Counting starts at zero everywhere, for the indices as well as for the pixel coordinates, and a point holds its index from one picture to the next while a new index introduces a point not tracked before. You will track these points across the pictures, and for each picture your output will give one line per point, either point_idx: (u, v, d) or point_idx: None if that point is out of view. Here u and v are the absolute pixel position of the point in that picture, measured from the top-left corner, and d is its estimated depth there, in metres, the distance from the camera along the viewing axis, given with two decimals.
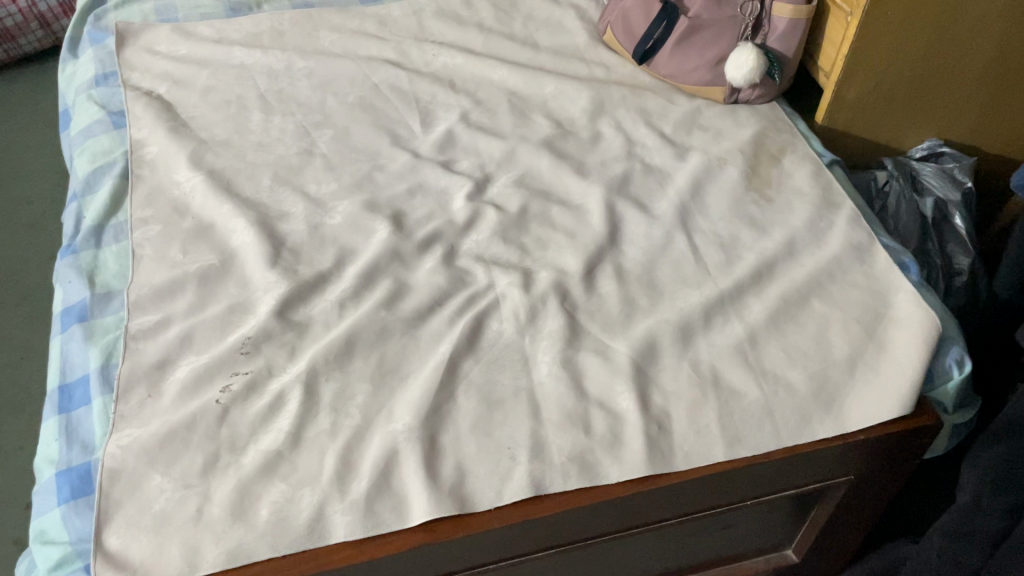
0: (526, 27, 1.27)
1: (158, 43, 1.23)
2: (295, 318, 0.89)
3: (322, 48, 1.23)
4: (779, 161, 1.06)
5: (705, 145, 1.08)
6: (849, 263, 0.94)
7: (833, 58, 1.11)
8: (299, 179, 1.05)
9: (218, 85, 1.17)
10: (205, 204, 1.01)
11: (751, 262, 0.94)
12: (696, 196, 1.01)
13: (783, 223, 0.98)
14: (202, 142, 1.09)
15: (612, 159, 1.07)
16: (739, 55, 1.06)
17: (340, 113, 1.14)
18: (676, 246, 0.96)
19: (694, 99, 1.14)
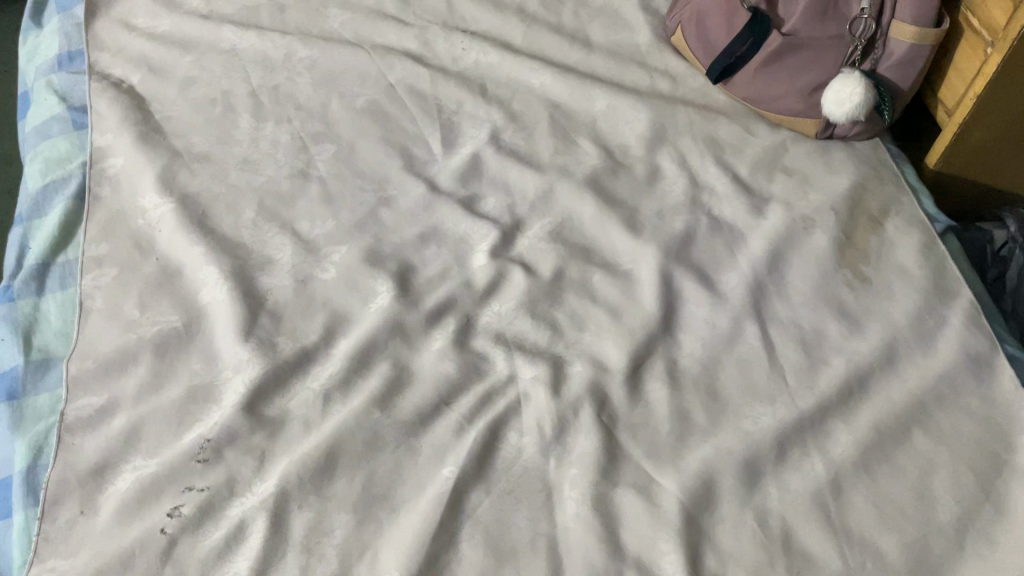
0: (578, 14, 1.04)
1: (135, 16, 1.03)
2: (267, 412, 0.73)
3: (329, 32, 1.02)
4: (880, 225, 0.85)
5: (788, 195, 0.87)
6: (964, 382, 0.74)
7: (960, 93, 0.88)
8: (289, 213, 0.86)
9: (202, 76, 0.97)
10: (175, 242, 0.83)
11: (839, 373, 0.75)
12: (774, 269, 0.82)
13: (882, 315, 0.78)
14: (176, 154, 0.90)
15: (672, 208, 0.87)
16: (841, 86, 0.84)
17: (345, 122, 0.94)
18: (745, 341, 0.77)
19: (777, 129, 0.92)
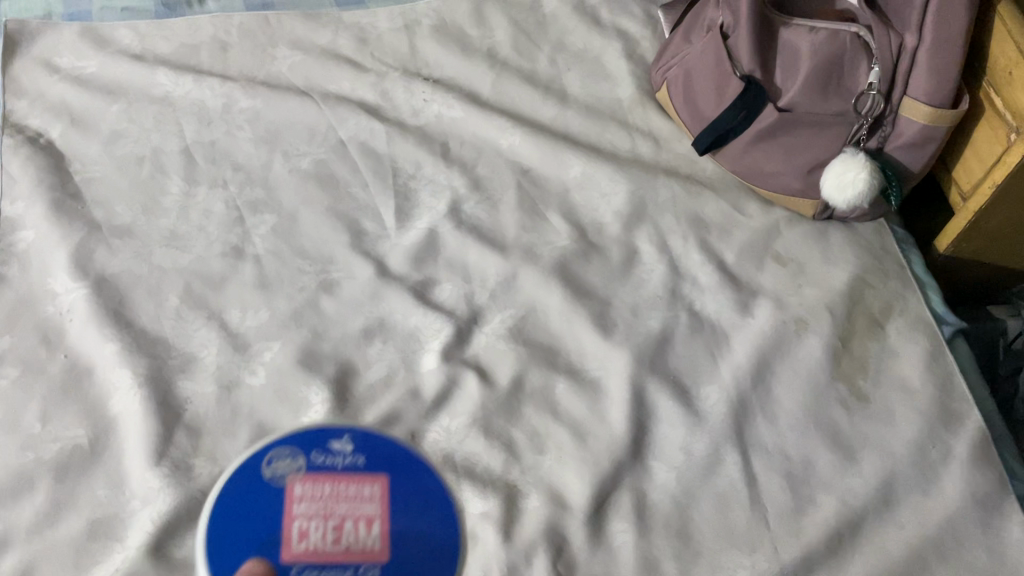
0: (554, 60, 0.93)
1: (59, 53, 0.92)
2: (178, 554, 0.64)
3: (276, 77, 0.92)
4: (881, 328, 0.76)
5: (780, 289, 0.77)
6: (966, 531, 0.66)
7: (978, 178, 0.78)
8: (218, 301, 0.77)
9: (130, 130, 0.86)
10: (86, 337, 0.74)
11: (828, 518, 0.66)
12: (760, 382, 0.72)
13: (879, 443, 0.70)
14: (95, 226, 0.80)
15: (649, 302, 0.77)
16: (841, 172, 0.75)
17: (288, 188, 0.84)
18: (724, 472, 0.68)
19: (770, 209, 0.83)
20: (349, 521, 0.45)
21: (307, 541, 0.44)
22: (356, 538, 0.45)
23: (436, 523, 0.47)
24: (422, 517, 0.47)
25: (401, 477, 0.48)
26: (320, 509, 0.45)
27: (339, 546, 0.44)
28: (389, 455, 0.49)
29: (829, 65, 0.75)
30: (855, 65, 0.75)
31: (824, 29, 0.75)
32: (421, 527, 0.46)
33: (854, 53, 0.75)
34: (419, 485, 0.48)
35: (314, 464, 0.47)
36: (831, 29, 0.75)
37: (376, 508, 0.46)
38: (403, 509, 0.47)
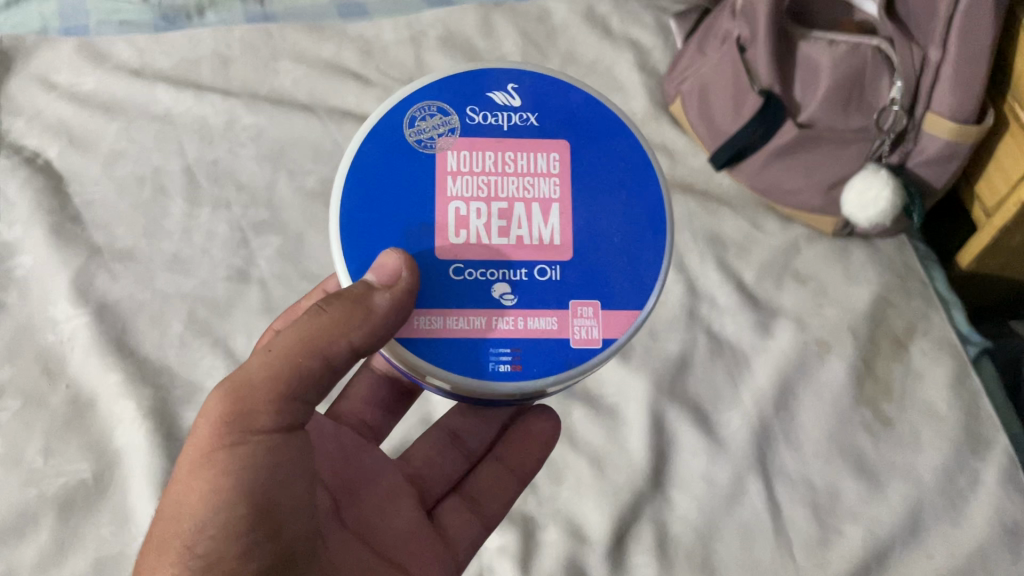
0: (565, 71, 0.91)
1: (56, 69, 0.89)
2: None
3: (279, 93, 0.89)
4: (905, 349, 0.74)
5: (800, 310, 0.75)
6: (997, 560, 0.64)
7: (1003, 194, 0.75)
8: (224, 328, 0.75)
9: (129, 149, 0.84)
10: (88, 367, 0.72)
11: (854, 549, 0.65)
12: (782, 407, 0.70)
13: (905, 469, 0.68)
14: (95, 250, 0.78)
15: (666, 324, 0.75)
16: (865, 186, 0.73)
17: (293, 208, 0.82)
18: (747, 502, 0.66)
19: (789, 225, 0.81)
20: (525, 212, 0.48)
21: (466, 230, 0.47)
22: (535, 228, 0.48)
23: (628, 203, 0.50)
24: (618, 196, 0.50)
25: (594, 175, 0.50)
26: (478, 182, 0.48)
27: (522, 243, 0.48)
28: (579, 107, 0.52)
29: (848, 80, 0.74)
30: (876, 79, 0.74)
31: (843, 43, 0.74)
32: (610, 227, 0.49)
33: (874, 67, 0.74)
34: (615, 149, 0.51)
35: (470, 121, 0.50)
36: (852, 43, 0.74)
37: (555, 192, 0.49)
38: (587, 199, 0.49)
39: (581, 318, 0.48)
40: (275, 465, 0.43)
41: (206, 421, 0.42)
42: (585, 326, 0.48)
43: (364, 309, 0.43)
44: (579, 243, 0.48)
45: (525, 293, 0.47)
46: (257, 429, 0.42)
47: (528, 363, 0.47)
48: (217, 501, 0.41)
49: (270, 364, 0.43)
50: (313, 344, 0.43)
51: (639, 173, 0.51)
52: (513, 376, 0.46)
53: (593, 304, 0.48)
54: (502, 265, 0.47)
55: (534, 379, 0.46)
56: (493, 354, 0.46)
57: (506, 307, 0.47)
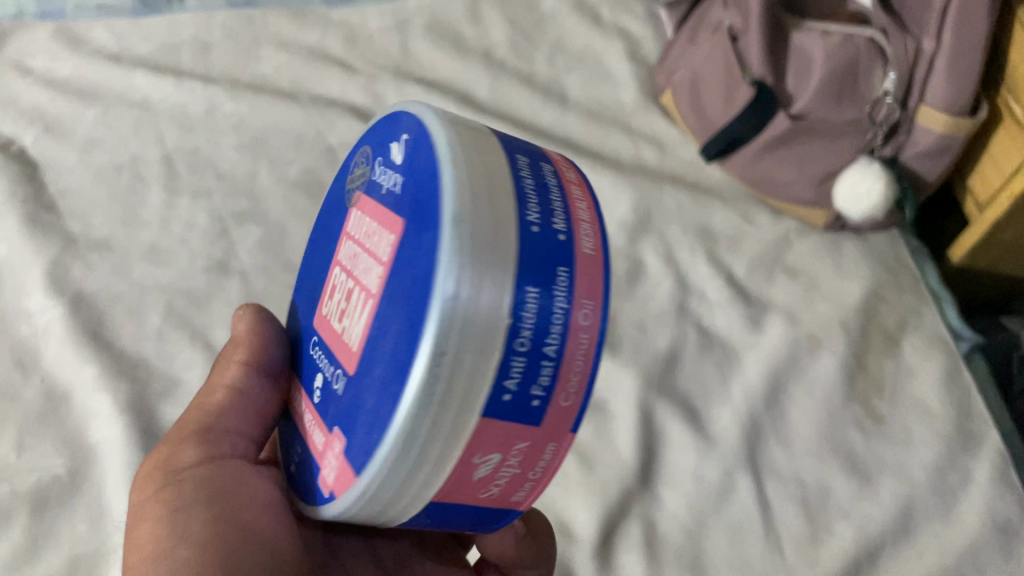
0: (553, 61, 0.90)
1: (31, 54, 0.88)
2: None
3: (261, 80, 0.87)
4: (897, 345, 0.73)
5: (791, 304, 0.74)
6: (989, 559, 0.63)
7: (996, 188, 0.75)
8: (202, 320, 0.73)
9: (107, 137, 0.82)
10: (63, 360, 0.69)
11: (844, 548, 0.63)
12: (773, 404, 0.69)
13: (897, 467, 0.67)
14: (71, 240, 0.76)
15: (655, 319, 0.74)
16: (857, 179, 0.72)
17: (275, 199, 0.80)
18: (737, 499, 0.65)
19: (780, 219, 0.79)
20: (349, 303, 0.38)
21: (324, 305, 0.42)
22: (343, 328, 0.38)
23: (401, 330, 0.33)
24: (397, 308, 0.33)
25: (391, 276, 0.34)
26: (348, 250, 0.41)
27: (336, 339, 0.39)
28: (428, 163, 0.35)
29: (842, 71, 0.73)
30: (869, 71, 0.73)
31: (837, 34, 0.73)
32: (377, 361, 0.34)
33: (868, 58, 0.73)
34: (424, 246, 0.33)
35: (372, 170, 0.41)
36: (844, 34, 0.73)
37: (369, 288, 0.36)
38: (378, 312, 0.35)
39: (331, 457, 0.37)
40: (209, 488, 0.42)
41: (137, 487, 0.44)
42: (331, 471, 0.37)
43: (233, 352, 0.47)
44: (359, 366, 0.35)
45: (321, 399, 0.39)
46: (181, 467, 0.43)
47: (300, 479, 0.40)
48: (157, 532, 0.40)
49: (178, 423, 0.47)
50: (204, 393, 0.49)
51: (423, 276, 0.32)
52: (290, 481, 0.41)
53: (340, 443, 0.36)
54: (325, 360, 0.40)
55: (298, 498, 0.40)
56: (292, 449, 0.42)
57: (310, 406, 0.41)
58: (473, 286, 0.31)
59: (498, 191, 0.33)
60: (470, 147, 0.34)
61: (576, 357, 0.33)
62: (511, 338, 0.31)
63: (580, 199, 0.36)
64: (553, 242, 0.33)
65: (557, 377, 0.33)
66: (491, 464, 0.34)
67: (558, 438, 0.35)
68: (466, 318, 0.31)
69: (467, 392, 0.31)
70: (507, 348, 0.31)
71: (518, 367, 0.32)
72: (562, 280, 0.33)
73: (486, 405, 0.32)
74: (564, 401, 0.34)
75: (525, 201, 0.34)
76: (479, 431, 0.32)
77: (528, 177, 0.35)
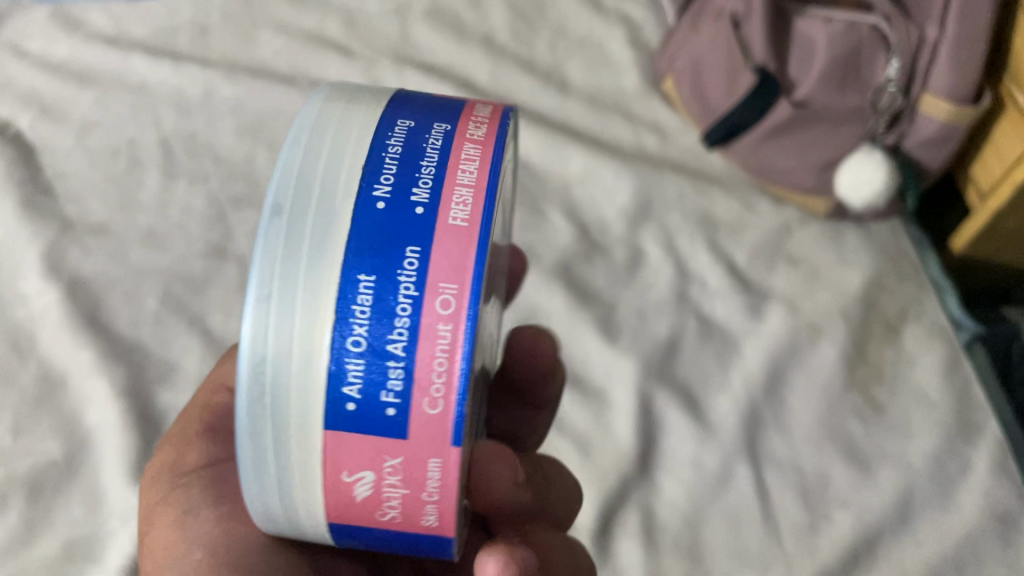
0: (554, 46, 0.89)
1: (28, 36, 0.87)
2: None
3: (260, 64, 0.87)
4: (897, 335, 0.72)
5: (791, 292, 0.74)
6: (987, 548, 0.62)
7: (998, 177, 0.74)
8: (199, 305, 0.72)
9: (104, 120, 0.82)
10: (59, 343, 0.69)
11: (843, 536, 0.63)
12: (773, 392, 0.69)
13: (896, 455, 0.67)
14: (68, 224, 0.75)
15: (655, 306, 0.73)
16: (859, 167, 0.71)
17: (273, 183, 0.80)
18: (735, 487, 0.65)
19: (782, 206, 0.79)
20: None
21: None
22: None
23: None
24: None
25: None
26: None
27: None
28: None
29: (844, 58, 0.73)
30: (872, 58, 0.73)
31: (840, 21, 0.73)
32: None
33: (871, 45, 0.72)
34: None
35: None
36: (848, 21, 0.73)
37: None
38: None
39: None
40: (218, 480, 0.44)
41: (152, 491, 0.47)
42: None
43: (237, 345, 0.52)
44: None
45: None
46: (188, 467, 0.46)
47: None
48: (171, 538, 0.42)
49: (190, 410, 0.50)
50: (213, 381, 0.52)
51: None
52: None
53: None
54: None
55: None
56: None
57: None
58: (286, 291, 0.32)
59: (336, 173, 0.34)
60: (326, 133, 0.35)
61: (438, 352, 0.32)
62: (343, 336, 0.32)
63: (462, 166, 0.35)
64: (405, 217, 0.33)
65: (413, 381, 0.32)
66: (369, 482, 0.34)
67: (436, 450, 0.33)
68: (280, 317, 0.32)
69: (290, 396, 0.32)
70: (335, 345, 0.32)
71: (357, 369, 0.32)
72: (411, 260, 0.32)
73: (326, 413, 0.32)
74: (439, 405, 0.32)
75: (381, 169, 0.34)
76: (330, 443, 0.33)
77: (395, 149, 0.35)
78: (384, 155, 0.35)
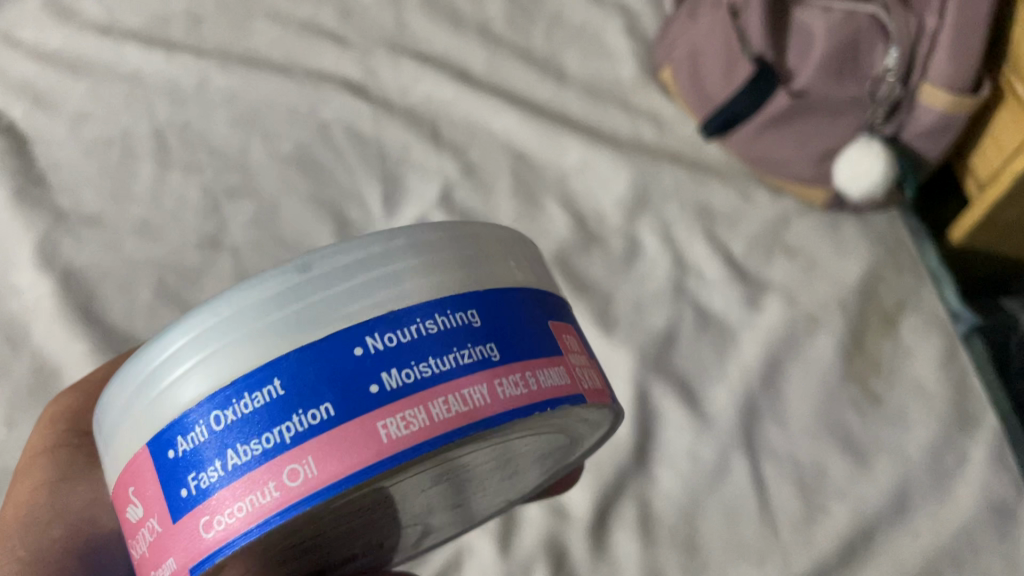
0: (550, 36, 0.88)
1: (22, 27, 0.87)
2: None
3: (254, 53, 0.86)
4: (895, 326, 0.72)
5: (789, 283, 0.74)
6: (984, 540, 0.62)
7: (997, 169, 0.74)
8: (194, 297, 0.72)
9: (97, 111, 0.81)
10: (52, 335, 0.68)
11: (840, 527, 0.63)
12: (769, 383, 0.69)
13: (893, 447, 0.66)
14: (61, 215, 0.75)
15: (652, 298, 0.73)
16: (857, 159, 0.71)
17: (267, 173, 0.79)
18: (732, 478, 0.65)
19: (780, 197, 0.79)
20: None
21: None
22: None
23: None
24: None
25: None
26: None
27: None
28: None
29: (843, 49, 0.72)
30: (871, 49, 0.72)
31: (839, 11, 0.72)
32: None
33: (870, 36, 0.72)
34: None
35: None
36: (847, 11, 0.72)
37: None
38: None
39: None
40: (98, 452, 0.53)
41: (40, 435, 0.54)
42: None
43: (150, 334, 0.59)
44: None
45: None
46: (86, 430, 0.54)
47: None
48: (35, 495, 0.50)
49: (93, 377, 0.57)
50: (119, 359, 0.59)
51: None
52: None
53: None
54: None
55: None
56: None
57: None
58: (221, 332, 0.34)
59: (354, 303, 0.34)
60: (400, 261, 0.36)
61: (246, 496, 0.33)
62: (214, 408, 0.34)
63: (456, 405, 0.34)
64: (358, 393, 0.33)
65: (214, 491, 0.33)
66: (137, 513, 0.36)
67: (173, 552, 0.34)
68: (202, 341, 0.35)
69: (155, 398, 0.35)
70: (203, 406, 0.34)
71: (199, 437, 0.34)
72: (317, 415, 0.32)
73: (163, 432, 0.35)
74: (211, 532, 0.33)
75: (399, 325, 0.34)
76: (140, 456, 0.35)
77: (433, 326, 0.35)
78: (417, 321, 0.35)
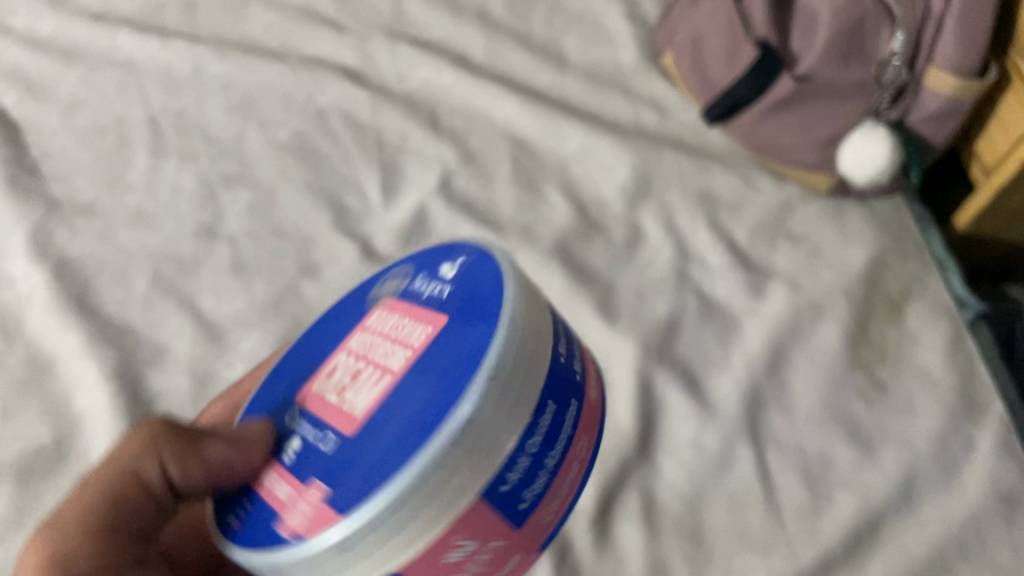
0: (550, 21, 0.87)
1: (14, 14, 0.85)
2: None
3: (250, 39, 0.85)
4: (900, 313, 0.71)
5: (793, 270, 0.73)
6: (992, 529, 0.61)
7: (1002, 153, 0.73)
8: (189, 286, 0.71)
9: (91, 98, 0.80)
10: (46, 326, 0.67)
11: (847, 517, 0.62)
12: (774, 371, 0.68)
13: (900, 435, 0.65)
14: (54, 204, 0.74)
15: (654, 286, 0.72)
16: (862, 145, 0.70)
17: (263, 161, 0.78)
18: (736, 468, 0.64)
19: (784, 183, 0.78)
20: (367, 378, 0.40)
21: (333, 380, 0.41)
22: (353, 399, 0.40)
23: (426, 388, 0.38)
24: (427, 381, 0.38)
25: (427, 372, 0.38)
26: (366, 342, 0.43)
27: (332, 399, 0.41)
28: (482, 293, 0.41)
29: (847, 32, 0.71)
30: (876, 32, 0.71)
31: None
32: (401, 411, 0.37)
33: (875, 19, 0.71)
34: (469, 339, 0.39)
35: (412, 286, 0.44)
36: None
37: (394, 366, 0.39)
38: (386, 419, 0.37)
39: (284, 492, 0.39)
40: (126, 489, 0.43)
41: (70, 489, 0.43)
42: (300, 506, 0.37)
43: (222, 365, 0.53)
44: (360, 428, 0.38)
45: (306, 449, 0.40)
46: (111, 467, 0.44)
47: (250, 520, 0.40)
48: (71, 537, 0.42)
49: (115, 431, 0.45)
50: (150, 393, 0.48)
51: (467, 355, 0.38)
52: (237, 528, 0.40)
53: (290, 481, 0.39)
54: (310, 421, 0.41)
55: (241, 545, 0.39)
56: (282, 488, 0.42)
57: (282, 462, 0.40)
58: (510, 369, 0.37)
59: (518, 322, 0.39)
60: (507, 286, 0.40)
61: (495, 543, 0.37)
62: (506, 470, 0.36)
63: (587, 393, 0.42)
64: (554, 413, 0.39)
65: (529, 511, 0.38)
66: (464, 551, 0.37)
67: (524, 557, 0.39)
68: (481, 400, 0.36)
69: (402, 484, 0.35)
70: (501, 471, 0.36)
71: (520, 467, 0.37)
72: (562, 444, 0.39)
73: (345, 507, 0.36)
74: (471, 567, 0.38)
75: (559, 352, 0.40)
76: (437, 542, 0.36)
77: (564, 348, 0.41)
78: (557, 349, 0.40)
